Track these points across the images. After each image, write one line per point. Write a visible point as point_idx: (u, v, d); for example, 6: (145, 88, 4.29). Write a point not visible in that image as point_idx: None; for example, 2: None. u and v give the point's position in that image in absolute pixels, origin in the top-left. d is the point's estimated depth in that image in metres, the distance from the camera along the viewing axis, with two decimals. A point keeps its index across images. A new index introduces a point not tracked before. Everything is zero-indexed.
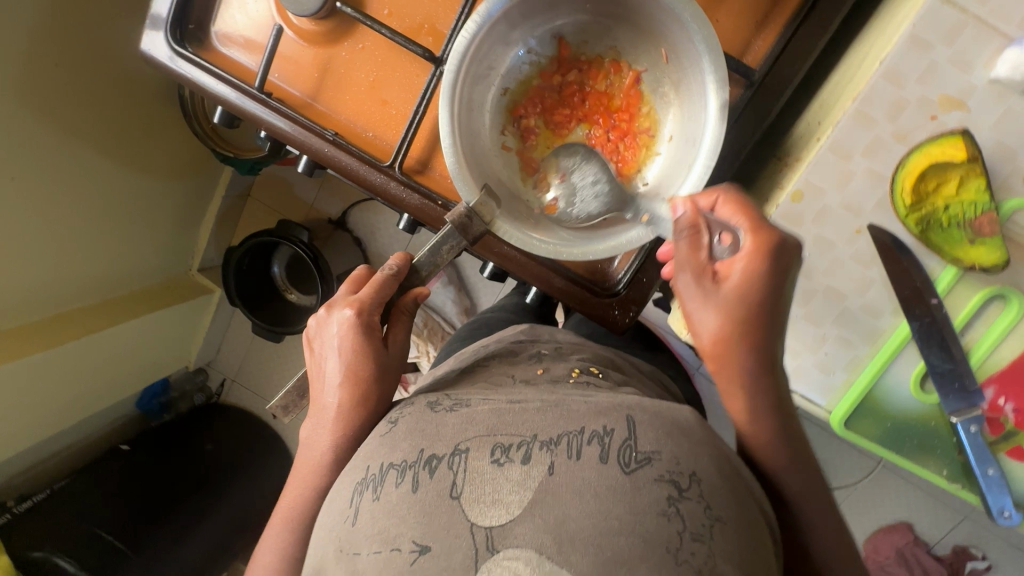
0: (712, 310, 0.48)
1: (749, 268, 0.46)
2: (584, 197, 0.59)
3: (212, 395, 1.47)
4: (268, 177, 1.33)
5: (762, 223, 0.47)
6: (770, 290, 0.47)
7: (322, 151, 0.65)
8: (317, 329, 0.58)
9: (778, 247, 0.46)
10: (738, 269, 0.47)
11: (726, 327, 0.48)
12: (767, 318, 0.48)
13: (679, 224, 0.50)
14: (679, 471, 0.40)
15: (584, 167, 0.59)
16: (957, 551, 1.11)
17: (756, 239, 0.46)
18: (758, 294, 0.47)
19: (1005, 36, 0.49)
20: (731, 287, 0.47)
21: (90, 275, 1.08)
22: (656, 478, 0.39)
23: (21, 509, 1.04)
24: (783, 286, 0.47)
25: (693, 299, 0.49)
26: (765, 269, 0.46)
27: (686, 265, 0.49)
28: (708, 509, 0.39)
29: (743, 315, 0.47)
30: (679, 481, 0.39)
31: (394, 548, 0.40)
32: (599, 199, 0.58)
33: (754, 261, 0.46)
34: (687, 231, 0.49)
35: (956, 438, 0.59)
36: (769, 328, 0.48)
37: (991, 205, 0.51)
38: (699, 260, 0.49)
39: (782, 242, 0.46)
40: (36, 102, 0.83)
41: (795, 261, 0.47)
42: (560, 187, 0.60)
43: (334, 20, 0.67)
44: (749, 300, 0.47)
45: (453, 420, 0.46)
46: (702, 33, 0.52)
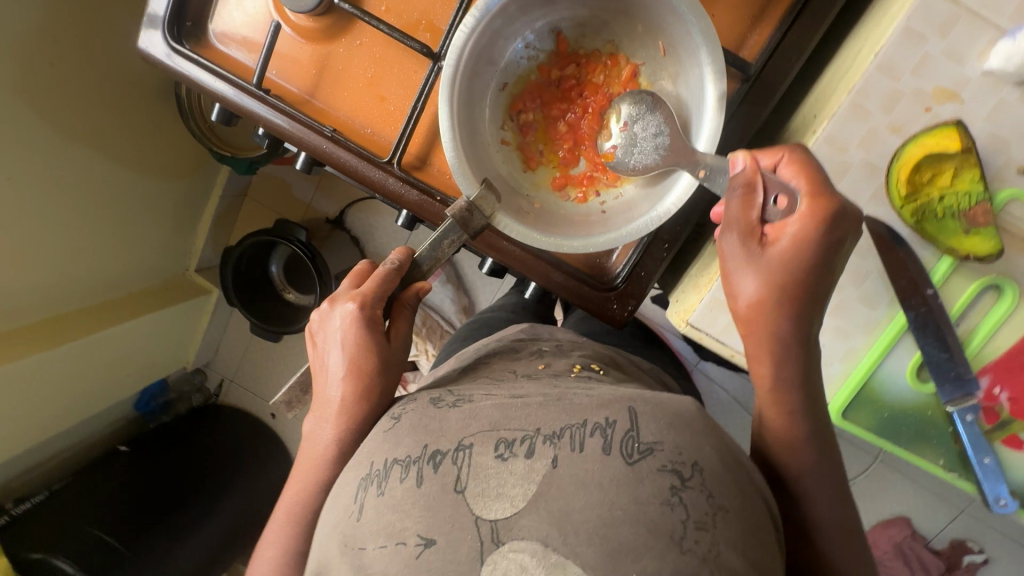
0: (754, 273, 0.48)
1: (800, 233, 0.45)
2: (644, 148, 0.58)
3: (210, 396, 1.47)
4: (266, 177, 1.33)
5: (824, 187, 0.45)
6: (819, 257, 0.46)
7: (321, 148, 0.65)
8: (320, 323, 0.58)
9: (837, 216, 0.45)
10: (787, 234, 0.46)
11: (766, 292, 0.48)
12: (811, 284, 0.47)
13: (735, 180, 0.48)
14: (680, 461, 0.40)
15: (648, 117, 0.58)
16: (954, 545, 1.12)
17: (812, 205, 0.44)
18: (804, 262, 0.46)
19: (997, 28, 0.50)
20: (778, 252, 0.47)
21: (89, 277, 1.08)
22: (659, 468, 0.40)
23: (19, 512, 1.05)
24: (834, 254, 0.46)
25: (735, 259, 0.49)
26: (815, 237, 0.45)
27: (734, 224, 0.48)
28: (711, 499, 0.39)
29: (786, 281, 0.47)
30: (681, 471, 0.40)
31: (400, 541, 0.40)
32: (657, 151, 0.57)
33: (806, 227, 0.45)
34: (741, 189, 0.47)
35: (952, 428, 0.60)
36: (817, 298, 0.48)
37: (985, 196, 0.52)
38: (749, 220, 0.48)
39: (841, 212, 0.45)
40: (33, 103, 0.83)
41: (852, 231, 0.45)
42: (621, 135, 0.60)
43: (331, 17, 0.67)
44: (794, 267, 0.47)
45: (456, 414, 0.47)
46: (699, 25, 0.52)
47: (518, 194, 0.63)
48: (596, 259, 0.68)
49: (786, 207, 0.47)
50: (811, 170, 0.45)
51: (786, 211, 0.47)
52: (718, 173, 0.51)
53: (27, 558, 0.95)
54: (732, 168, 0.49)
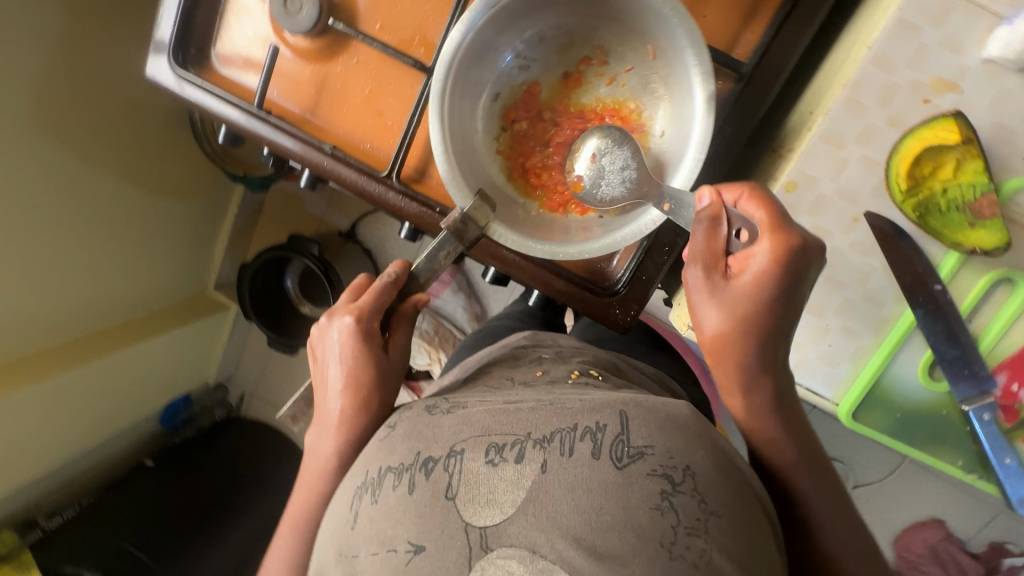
0: (716, 306, 0.48)
1: (764, 269, 0.45)
2: (612, 181, 0.59)
3: (232, 410, 1.50)
4: (279, 193, 1.36)
5: (785, 224, 0.45)
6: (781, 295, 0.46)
7: (322, 165, 0.66)
8: (319, 336, 0.59)
9: (798, 250, 0.44)
10: (751, 268, 0.46)
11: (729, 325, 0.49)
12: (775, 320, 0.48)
13: (699, 212, 0.48)
14: (671, 465, 0.39)
15: (616, 150, 0.59)
16: (992, 547, 1.09)
17: (773, 243, 0.44)
18: (771, 293, 0.46)
19: (995, 15, 0.48)
20: (741, 284, 0.47)
21: (112, 297, 1.11)
22: (648, 473, 0.39)
23: (52, 525, 1.09)
24: (790, 294, 0.46)
25: (700, 293, 0.49)
26: (771, 280, 0.45)
27: (699, 256, 0.48)
28: (703, 504, 0.38)
29: (747, 318, 0.47)
30: (672, 476, 0.39)
31: (391, 548, 0.40)
32: (624, 185, 0.58)
33: (771, 261, 0.45)
34: (705, 221, 0.48)
35: (969, 427, 0.58)
36: (779, 330, 0.48)
37: (991, 186, 0.50)
38: (714, 251, 0.48)
39: (801, 247, 0.44)
40: (51, 132, 0.86)
41: (808, 270, 0.45)
42: (588, 168, 0.60)
43: (327, 37, 0.68)
44: (757, 302, 0.47)
45: (449, 421, 0.46)
46: (683, 27, 0.52)
47: (515, 203, 0.63)
48: (596, 263, 0.68)
49: (748, 240, 0.47)
50: (773, 206, 0.46)
51: (749, 244, 0.47)
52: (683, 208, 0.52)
53: (61, 571, 1.01)
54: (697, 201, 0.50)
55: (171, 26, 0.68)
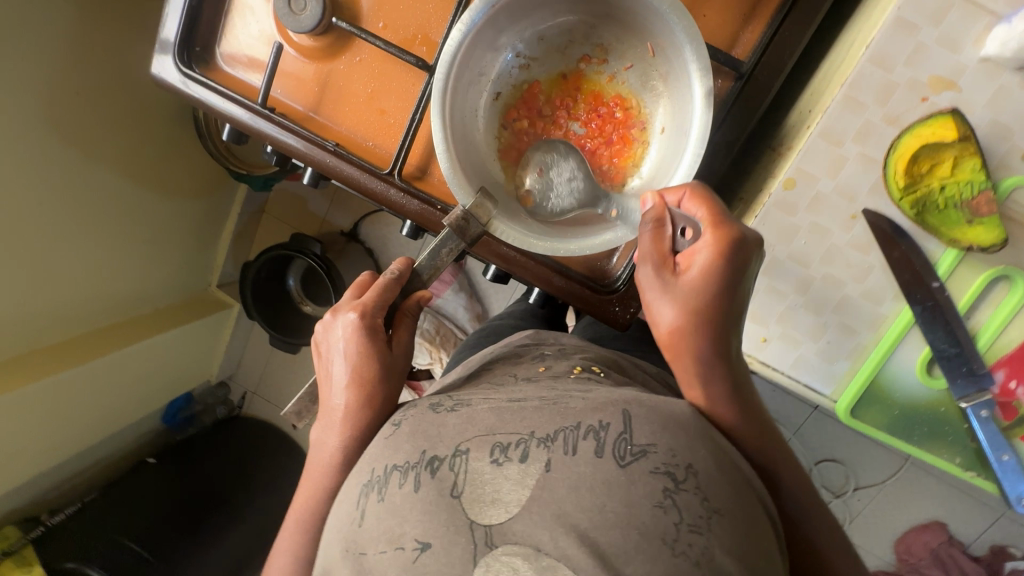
0: (669, 301, 0.49)
1: (708, 260, 0.47)
2: (561, 192, 0.61)
3: (234, 408, 1.50)
4: (282, 193, 1.37)
5: (725, 218, 0.48)
6: (729, 287, 0.48)
7: (324, 162, 0.67)
8: (323, 333, 0.59)
9: (738, 242, 0.47)
10: (696, 262, 0.48)
11: (683, 320, 0.49)
12: (724, 311, 0.49)
13: (645, 215, 0.51)
14: (673, 463, 0.39)
15: (560, 163, 0.62)
16: (994, 551, 1.09)
17: (714, 235, 0.47)
18: (717, 283, 0.48)
19: (993, 13, 0.48)
20: (688, 279, 0.48)
21: (116, 294, 1.12)
22: (651, 471, 0.39)
23: (54, 522, 1.09)
24: (738, 283, 0.48)
25: (652, 290, 0.50)
26: (720, 269, 0.47)
27: (648, 256, 0.50)
28: (705, 501, 0.39)
29: (698, 309, 0.48)
30: (675, 473, 0.39)
31: (398, 545, 0.40)
32: (573, 195, 0.60)
33: (714, 252, 0.47)
34: (652, 222, 0.50)
35: (968, 424, 0.58)
36: (730, 321, 0.49)
37: (988, 184, 0.51)
38: (661, 250, 0.50)
39: (741, 238, 0.47)
40: (58, 130, 0.87)
41: (752, 259, 0.48)
42: (535, 181, 0.62)
43: (330, 36, 0.69)
44: (705, 294, 0.48)
45: (453, 419, 0.46)
46: (682, 24, 0.53)
47: (514, 199, 0.62)
48: (596, 261, 0.68)
49: (693, 237, 0.50)
50: (711, 203, 0.49)
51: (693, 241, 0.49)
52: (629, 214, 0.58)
53: (63, 567, 1.00)
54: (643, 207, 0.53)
55: (176, 25, 0.69)
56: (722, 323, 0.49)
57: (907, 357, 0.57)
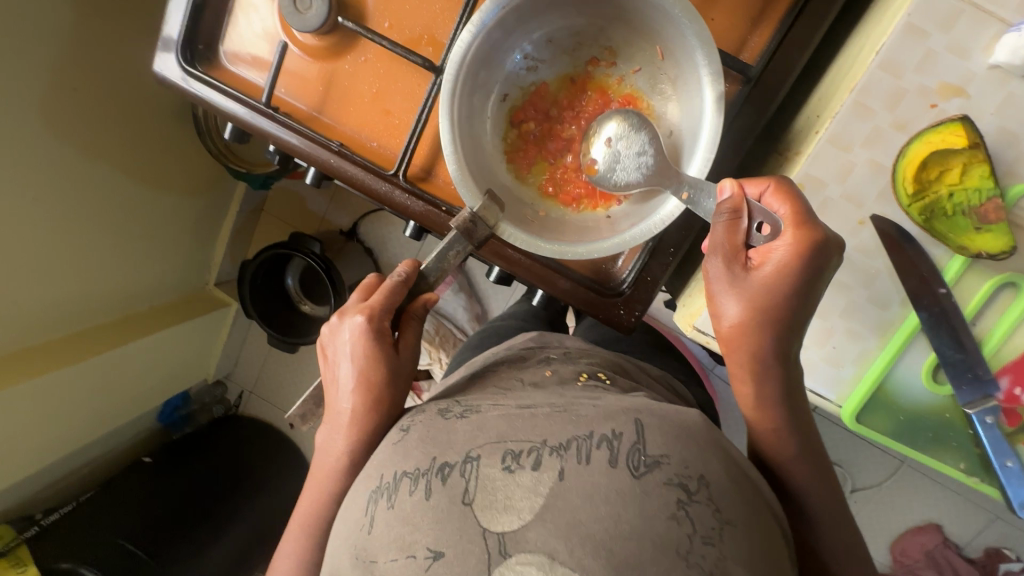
0: (736, 296, 0.49)
1: (788, 260, 0.47)
2: (628, 165, 0.58)
3: (231, 407, 1.49)
4: (280, 191, 1.36)
5: (808, 218, 0.47)
6: (801, 286, 0.48)
7: (329, 162, 0.66)
8: (330, 336, 0.59)
9: (820, 244, 0.46)
10: (774, 260, 0.48)
11: (749, 315, 0.49)
12: (792, 310, 0.49)
13: (720, 206, 0.49)
14: (687, 474, 0.39)
15: (633, 135, 0.58)
16: (989, 553, 1.09)
17: (798, 236, 0.46)
18: (791, 284, 0.47)
19: (1002, 21, 0.49)
20: (762, 276, 0.48)
21: (112, 292, 1.11)
22: (664, 482, 0.39)
23: (48, 522, 1.08)
24: (812, 285, 0.48)
25: (719, 283, 0.50)
26: (797, 270, 0.47)
27: (720, 248, 0.49)
28: (718, 513, 0.39)
29: (765, 307, 0.49)
30: (688, 484, 0.39)
31: (410, 554, 0.40)
32: (641, 170, 0.57)
33: (795, 253, 0.46)
34: (727, 214, 0.48)
35: (972, 430, 0.58)
36: (793, 320, 0.49)
37: (996, 191, 0.51)
38: (734, 244, 0.49)
39: (824, 241, 0.46)
40: (56, 127, 0.86)
41: (831, 262, 0.47)
42: (605, 153, 0.59)
43: (336, 35, 0.68)
44: (776, 292, 0.48)
45: (464, 425, 0.46)
46: (694, 28, 0.53)
47: (524, 203, 0.63)
48: (601, 265, 0.68)
49: (769, 233, 0.48)
50: (795, 202, 0.47)
51: (770, 237, 0.48)
52: (704, 196, 0.52)
53: (56, 567, 0.99)
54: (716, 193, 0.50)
55: (179, 22, 0.68)
56: (787, 320, 0.49)
57: (912, 362, 0.58)
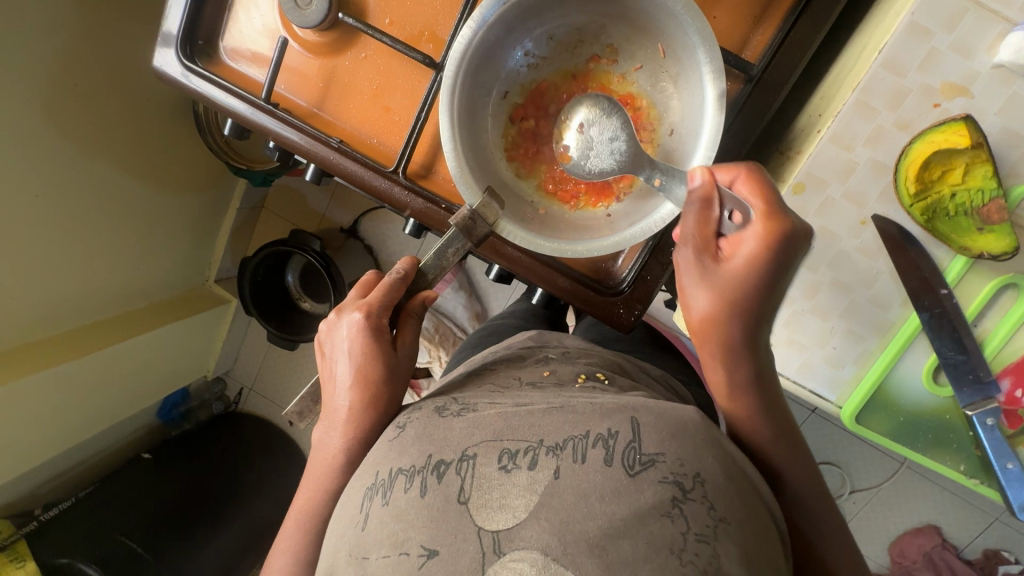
0: (706, 288, 0.49)
1: (756, 252, 0.45)
2: (601, 151, 0.58)
3: (230, 404, 1.49)
4: (281, 188, 1.36)
5: (779, 209, 0.45)
6: (769, 277, 0.47)
7: (328, 159, 0.66)
8: (327, 332, 0.59)
9: (789, 235, 0.45)
10: (742, 252, 0.46)
11: (716, 307, 0.49)
12: (761, 300, 0.48)
13: (692, 194, 0.48)
14: (682, 472, 0.39)
15: (605, 119, 0.58)
16: (988, 555, 1.09)
17: (767, 228, 0.45)
18: (759, 275, 0.46)
19: (1006, 20, 0.48)
20: (731, 267, 0.47)
21: (111, 287, 1.11)
22: (660, 480, 0.39)
23: (48, 517, 1.08)
24: (782, 276, 0.46)
25: (690, 274, 0.49)
26: (766, 262, 0.46)
27: (690, 239, 0.48)
28: (712, 510, 0.38)
29: (735, 299, 0.48)
30: (683, 483, 0.39)
31: (404, 551, 0.39)
32: (614, 156, 0.57)
33: (763, 245, 0.45)
34: (698, 204, 0.47)
35: (973, 432, 0.58)
36: (761, 311, 0.49)
37: (999, 192, 0.50)
38: (704, 235, 0.48)
39: (794, 232, 0.45)
40: (56, 121, 0.86)
41: (800, 254, 0.46)
42: (577, 139, 0.59)
43: (336, 31, 0.68)
44: (744, 283, 0.47)
45: (460, 423, 0.45)
46: (696, 25, 0.52)
47: (523, 200, 0.62)
48: (601, 263, 0.68)
49: (740, 223, 0.47)
50: (766, 192, 0.46)
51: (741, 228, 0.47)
52: (673, 182, 0.53)
53: (55, 563, 1.00)
54: (688, 181, 0.49)
55: (179, 17, 0.68)
56: (756, 309, 0.49)
57: (912, 363, 0.58)
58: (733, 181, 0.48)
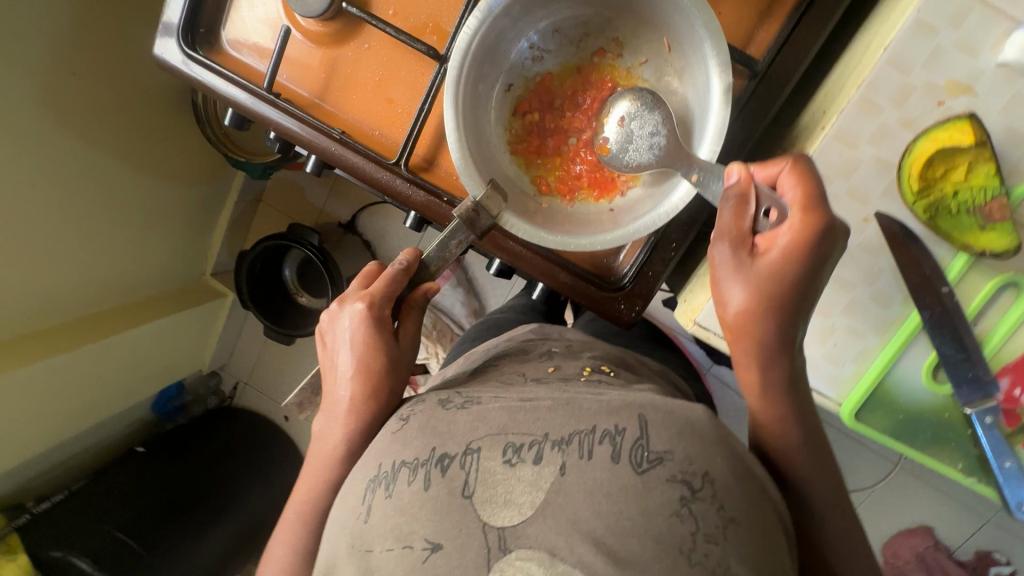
0: (741, 282, 0.48)
1: (793, 244, 0.46)
2: (640, 146, 0.58)
3: (225, 399, 1.49)
4: (279, 182, 1.35)
5: (817, 201, 0.46)
6: (807, 270, 0.46)
7: (330, 150, 0.66)
8: (330, 323, 0.58)
9: (826, 229, 0.45)
10: (778, 245, 0.46)
11: (752, 303, 0.48)
12: (799, 298, 0.47)
13: (728, 190, 0.49)
14: (690, 471, 0.39)
15: (647, 114, 0.58)
16: (980, 556, 1.09)
17: (804, 219, 0.45)
18: (796, 268, 0.46)
19: (1011, 19, 0.48)
20: (767, 260, 0.47)
21: (108, 278, 1.10)
22: (668, 479, 0.38)
23: (39, 510, 1.07)
24: (819, 270, 0.46)
25: (724, 268, 0.49)
26: (804, 252, 0.45)
27: (726, 233, 0.49)
28: (722, 511, 0.38)
29: (771, 291, 0.47)
30: (691, 482, 0.38)
31: (407, 545, 0.40)
32: (653, 151, 0.57)
33: (800, 237, 0.45)
34: (734, 199, 0.48)
35: (971, 430, 0.59)
36: (801, 306, 0.48)
37: (1001, 190, 0.51)
38: (740, 229, 0.48)
39: (831, 224, 0.45)
40: (55, 110, 0.85)
41: (837, 250, 0.46)
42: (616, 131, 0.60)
43: (340, 21, 0.67)
44: (781, 279, 0.47)
45: (464, 415, 0.45)
46: (702, 19, 0.52)
47: (526, 194, 0.62)
48: (603, 258, 0.68)
49: (776, 218, 0.48)
50: (806, 183, 0.46)
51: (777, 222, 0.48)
52: (712, 178, 0.52)
53: (47, 556, 0.99)
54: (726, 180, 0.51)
55: (180, 6, 0.67)
56: (794, 307, 0.48)
57: (913, 360, 0.58)
58: (775, 177, 0.49)
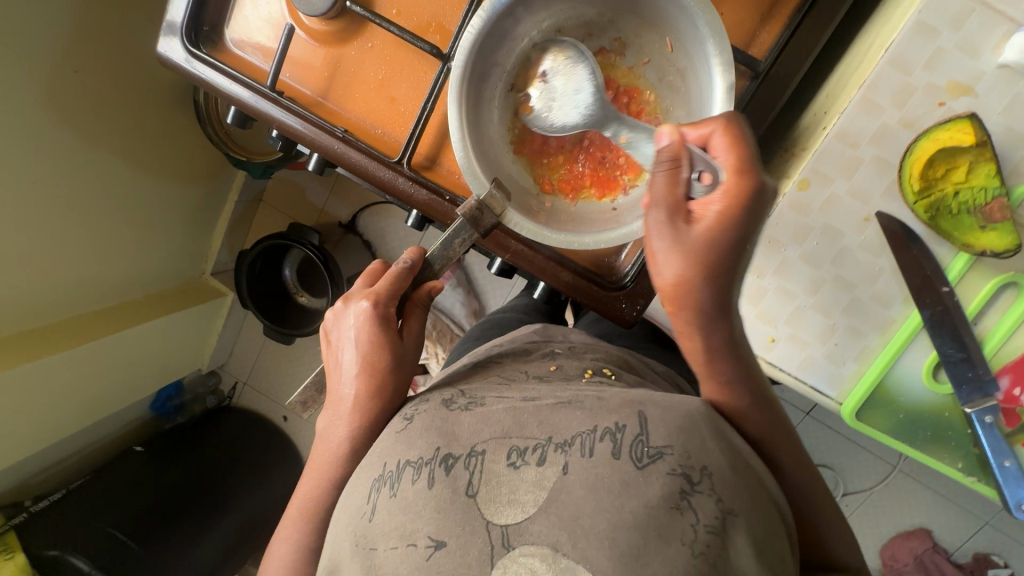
0: (676, 251, 0.45)
1: (727, 210, 0.44)
2: (566, 103, 0.59)
3: (224, 398, 1.48)
4: (280, 181, 1.35)
5: (748, 164, 0.45)
6: (741, 236, 0.45)
7: (332, 148, 0.66)
8: (334, 321, 0.58)
9: (756, 193, 0.44)
10: (712, 211, 0.44)
11: (689, 272, 0.45)
12: (734, 264, 0.45)
13: (660, 154, 0.46)
14: (690, 465, 0.39)
15: (572, 70, 0.59)
16: (978, 559, 1.09)
17: (736, 184, 0.44)
18: (731, 235, 0.44)
19: (1012, 21, 0.48)
20: (703, 227, 0.44)
21: (108, 277, 1.10)
22: (668, 473, 0.38)
23: (37, 508, 1.07)
24: (752, 235, 0.45)
25: (660, 238, 0.46)
26: (739, 218, 0.44)
27: (660, 201, 0.46)
28: (720, 502, 0.38)
29: (707, 260, 0.45)
30: (691, 475, 0.39)
31: (411, 543, 0.39)
32: (577, 107, 0.58)
33: (733, 203, 0.44)
34: (667, 162, 0.45)
35: (971, 430, 0.59)
36: (736, 273, 0.46)
37: (1002, 190, 0.51)
38: (674, 196, 0.46)
39: (762, 188, 0.44)
40: (56, 108, 0.85)
41: (768, 213, 0.45)
42: (539, 89, 0.60)
43: (343, 20, 0.68)
44: (716, 246, 0.44)
45: (468, 417, 0.45)
46: (705, 17, 0.53)
47: (529, 193, 0.63)
48: (604, 258, 0.68)
49: (709, 184, 0.46)
50: (737, 147, 0.45)
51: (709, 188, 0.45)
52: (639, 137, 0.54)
53: (44, 555, 0.98)
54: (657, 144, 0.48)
55: (184, 5, 0.68)
56: (730, 274, 0.46)
57: (913, 359, 0.58)
58: (705, 138, 0.47)
